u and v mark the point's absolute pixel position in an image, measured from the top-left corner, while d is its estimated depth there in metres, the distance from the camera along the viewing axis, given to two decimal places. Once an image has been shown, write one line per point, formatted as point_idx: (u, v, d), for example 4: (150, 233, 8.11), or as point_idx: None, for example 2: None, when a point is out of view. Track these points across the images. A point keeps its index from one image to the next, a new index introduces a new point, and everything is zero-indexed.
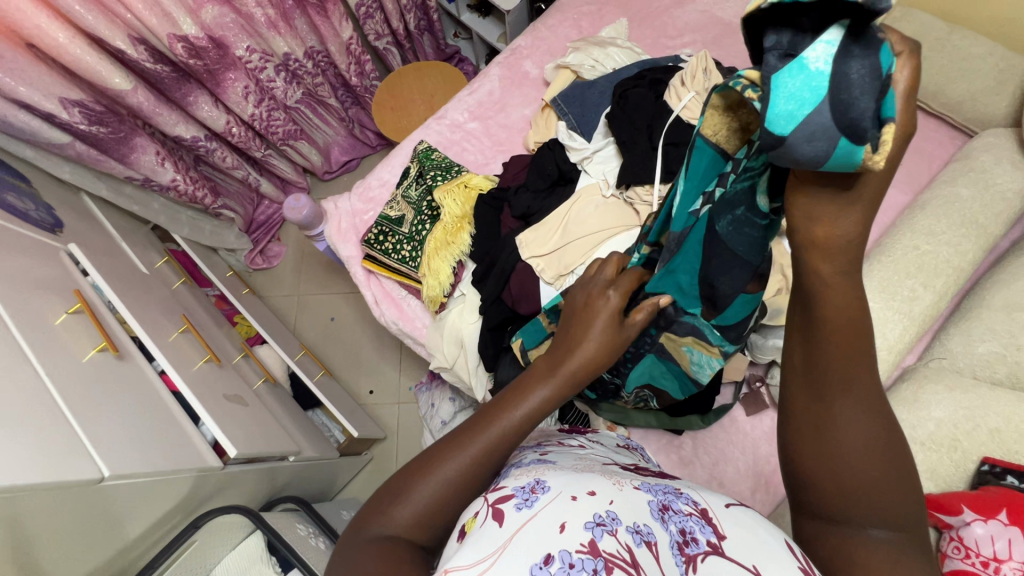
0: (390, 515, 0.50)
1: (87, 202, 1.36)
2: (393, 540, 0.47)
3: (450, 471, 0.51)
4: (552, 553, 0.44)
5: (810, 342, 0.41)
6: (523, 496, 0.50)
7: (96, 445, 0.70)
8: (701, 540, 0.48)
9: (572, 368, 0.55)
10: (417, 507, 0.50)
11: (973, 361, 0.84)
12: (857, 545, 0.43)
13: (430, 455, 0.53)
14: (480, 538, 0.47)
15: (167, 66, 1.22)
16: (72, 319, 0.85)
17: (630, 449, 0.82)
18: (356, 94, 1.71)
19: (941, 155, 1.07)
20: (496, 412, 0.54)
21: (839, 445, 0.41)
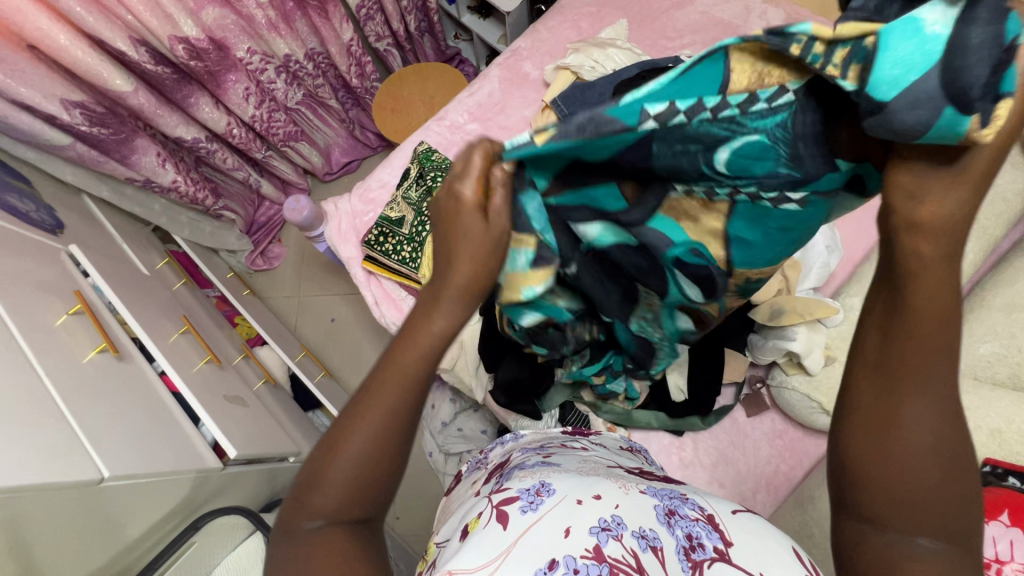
0: (307, 510, 0.47)
1: (88, 204, 1.36)
2: (325, 537, 0.46)
3: (348, 455, 0.46)
4: (556, 559, 0.49)
5: (890, 334, 0.38)
6: (528, 499, 0.55)
7: (96, 446, 0.70)
8: (708, 546, 0.52)
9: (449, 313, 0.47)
10: (335, 496, 0.46)
11: (974, 362, 0.84)
12: (902, 555, 0.40)
13: (325, 442, 0.48)
14: (487, 539, 0.51)
15: (168, 67, 1.22)
16: (72, 320, 0.85)
17: (633, 451, 0.82)
18: (356, 96, 1.71)
19: None
20: (381, 380, 0.47)
21: (905, 440, 0.39)
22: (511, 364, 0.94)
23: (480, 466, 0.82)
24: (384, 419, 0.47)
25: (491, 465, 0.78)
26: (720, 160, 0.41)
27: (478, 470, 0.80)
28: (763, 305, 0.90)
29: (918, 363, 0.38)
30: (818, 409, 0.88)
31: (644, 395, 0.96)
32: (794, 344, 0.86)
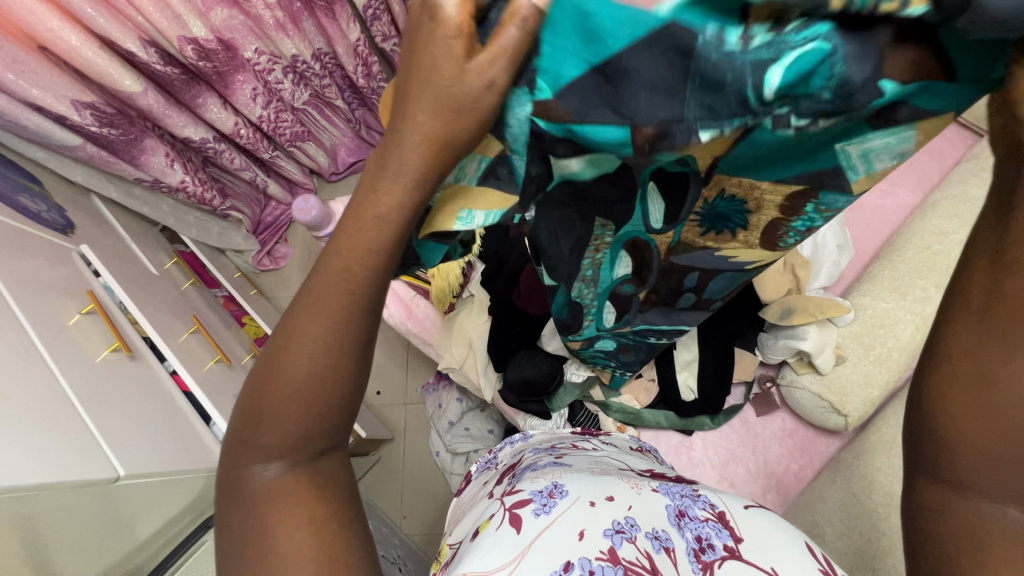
0: (257, 454, 0.47)
1: (97, 204, 1.37)
2: (276, 482, 0.47)
3: (281, 399, 0.44)
4: (572, 561, 0.49)
5: (999, 276, 0.39)
6: (541, 502, 0.55)
7: (111, 445, 0.70)
8: (717, 546, 0.53)
9: (391, 220, 0.39)
10: (279, 435, 0.46)
11: None
12: (980, 520, 0.41)
13: (257, 378, 0.46)
14: (500, 543, 0.51)
15: (177, 68, 1.22)
16: (85, 320, 0.85)
17: (643, 450, 0.82)
18: (363, 96, 1.71)
19: (952, 154, 1.07)
20: (308, 307, 0.43)
21: (1003, 398, 0.39)
22: (521, 360, 0.96)
23: (490, 467, 0.82)
24: (314, 362, 0.43)
25: (502, 466, 0.78)
26: (769, 87, 0.32)
27: (488, 471, 0.80)
28: (774, 305, 0.89)
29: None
30: (829, 409, 0.88)
31: (653, 394, 0.96)
32: (804, 344, 0.86)
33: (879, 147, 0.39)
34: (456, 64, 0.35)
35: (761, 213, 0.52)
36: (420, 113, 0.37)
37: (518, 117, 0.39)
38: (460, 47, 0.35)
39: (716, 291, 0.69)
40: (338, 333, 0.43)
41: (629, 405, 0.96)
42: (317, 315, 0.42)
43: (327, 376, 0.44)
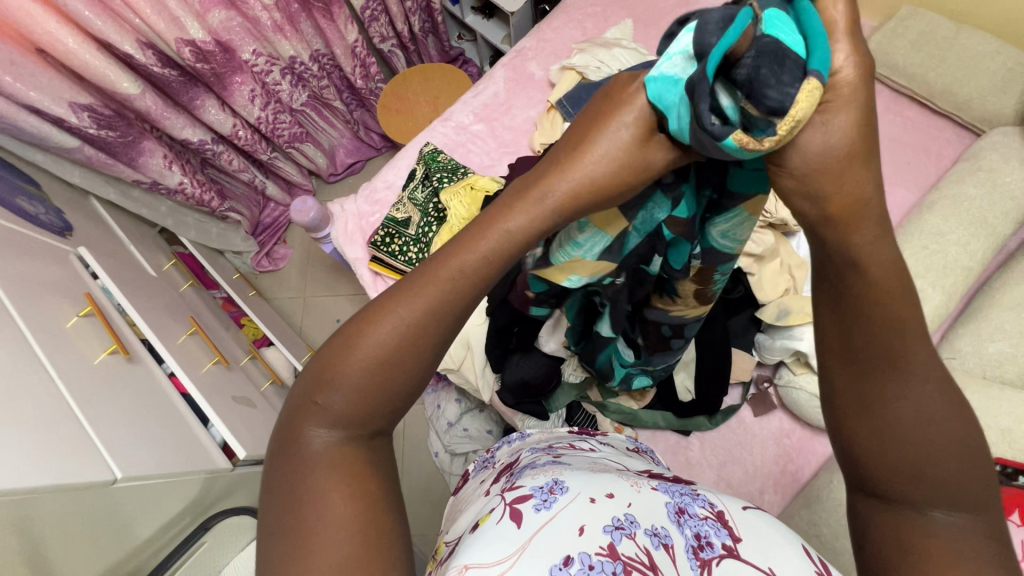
0: (319, 420, 0.41)
1: (96, 206, 1.37)
2: (336, 460, 0.41)
3: (371, 371, 0.40)
4: (572, 555, 0.49)
5: (847, 320, 0.39)
6: (541, 497, 0.55)
7: (108, 448, 0.70)
8: (716, 543, 0.54)
9: (522, 230, 0.40)
10: (350, 399, 0.41)
11: (982, 361, 0.84)
12: (921, 533, 0.40)
13: (343, 339, 0.41)
14: (500, 536, 0.52)
15: (175, 70, 1.23)
16: (83, 322, 0.85)
17: (640, 451, 0.82)
18: (361, 97, 1.72)
19: (949, 154, 1.07)
20: (431, 278, 0.40)
21: (895, 423, 0.39)
22: (519, 362, 0.96)
23: (488, 466, 0.82)
24: (417, 337, 0.40)
25: (500, 464, 0.78)
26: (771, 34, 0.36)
27: (487, 469, 0.80)
28: (770, 305, 0.88)
29: (886, 344, 0.38)
30: None
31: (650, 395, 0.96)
32: (802, 344, 0.87)
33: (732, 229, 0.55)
34: (634, 142, 0.40)
35: (683, 285, 0.63)
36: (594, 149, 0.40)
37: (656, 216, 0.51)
38: (636, 120, 0.39)
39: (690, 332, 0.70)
40: (446, 314, 0.41)
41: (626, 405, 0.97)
42: (437, 284, 0.40)
43: (422, 348, 0.41)
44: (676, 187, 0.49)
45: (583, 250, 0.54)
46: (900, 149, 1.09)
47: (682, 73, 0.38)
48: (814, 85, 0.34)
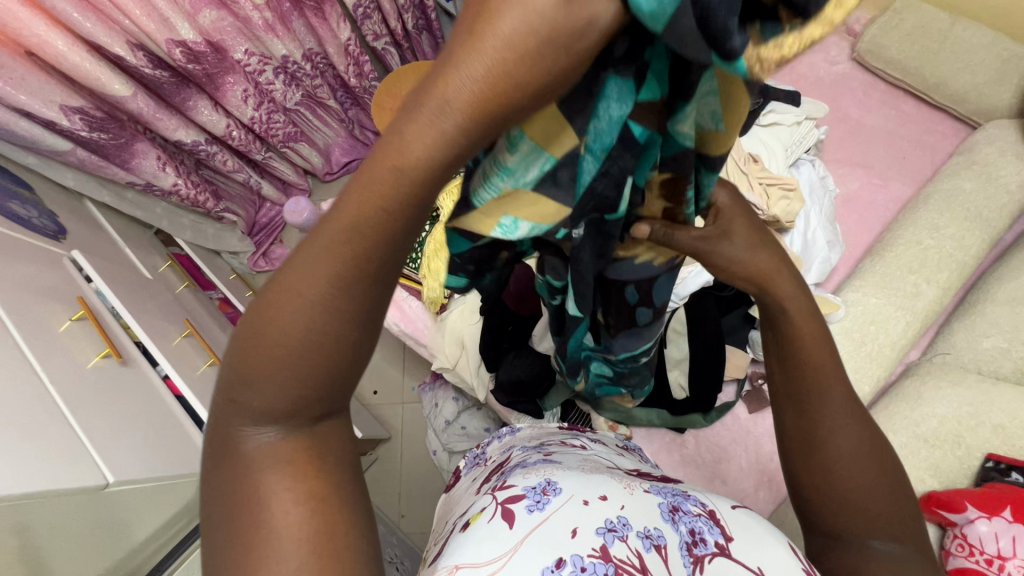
0: (249, 416, 0.33)
1: (90, 208, 1.37)
2: (275, 460, 0.33)
3: (289, 360, 0.31)
4: (563, 557, 0.49)
5: (787, 362, 0.51)
6: (535, 498, 0.55)
7: (102, 452, 0.70)
8: (709, 541, 0.54)
9: (427, 171, 0.27)
10: (274, 396, 0.32)
11: (976, 356, 0.84)
12: (866, 558, 0.48)
13: (251, 321, 0.31)
14: (491, 536, 0.52)
15: (166, 71, 1.22)
16: (76, 327, 0.85)
17: (629, 449, 0.82)
18: (355, 95, 1.71)
19: (945, 147, 1.07)
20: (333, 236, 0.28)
21: (833, 453, 0.49)
22: (511, 364, 0.95)
23: (479, 463, 0.82)
24: (333, 315, 0.30)
25: (492, 462, 0.77)
26: None
27: (478, 467, 0.80)
28: None
29: (813, 383, 0.50)
30: None
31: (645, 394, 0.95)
32: None
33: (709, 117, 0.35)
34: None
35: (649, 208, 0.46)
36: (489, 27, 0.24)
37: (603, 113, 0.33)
38: None
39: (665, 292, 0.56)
40: (368, 280, 0.29)
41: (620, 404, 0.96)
42: (340, 246, 0.28)
43: (353, 322, 0.30)
44: (633, 64, 0.31)
45: (512, 180, 0.35)
46: (895, 143, 1.08)
47: None
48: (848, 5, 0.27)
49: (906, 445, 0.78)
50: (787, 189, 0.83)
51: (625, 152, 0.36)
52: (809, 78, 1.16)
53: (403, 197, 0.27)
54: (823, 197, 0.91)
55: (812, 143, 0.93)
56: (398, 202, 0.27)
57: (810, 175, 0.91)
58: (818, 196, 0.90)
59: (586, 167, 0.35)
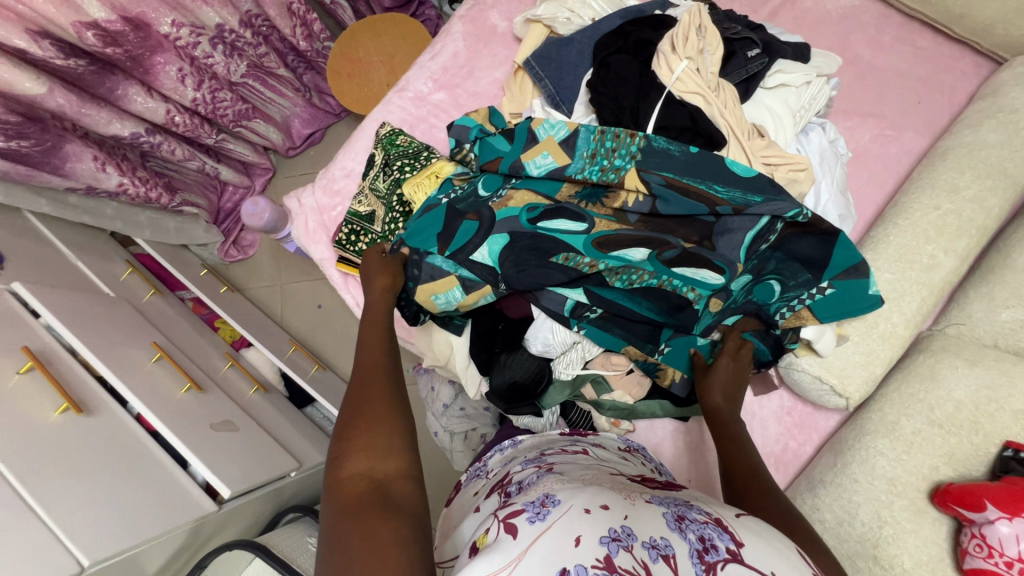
0: (337, 468, 0.52)
1: (32, 220, 1.25)
2: (352, 485, 0.50)
3: (357, 412, 0.57)
4: (567, 567, 0.42)
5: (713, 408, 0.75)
6: (534, 510, 0.48)
7: (70, 531, 0.65)
8: (720, 547, 0.46)
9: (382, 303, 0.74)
10: (360, 452, 0.53)
11: (994, 329, 0.79)
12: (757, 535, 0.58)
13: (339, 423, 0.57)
14: (493, 549, 0.45)
15: (82, 59, 1.06)
16: (27, 381, 0.77)
17: (632, 452, 0.79)
18: (308, 59, 1.54)
19: (965, 87, 0.97)
20: (367, 366, 0.63)
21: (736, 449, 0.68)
22: (503, 368, 0.90)
23: (480, 476, 0.78)
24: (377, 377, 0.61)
25: (494, 475, 0.74)
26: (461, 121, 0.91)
27: (480, 480, 0.76)
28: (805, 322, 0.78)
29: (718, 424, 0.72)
30: (829, 391, 0.80)
31: (646, 388, 0.90)
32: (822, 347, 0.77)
33: (540, 159, 0.83)
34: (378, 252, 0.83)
35: (564, 190, 0.84)
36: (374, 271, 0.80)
37: (439, 264, 0.82)
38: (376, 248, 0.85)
39: (666, 208, 0.78)
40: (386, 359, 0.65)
41: (621, 401, 0.90)
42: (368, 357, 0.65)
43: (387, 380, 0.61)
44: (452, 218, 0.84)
45: (449, 298, 0.82)
46: (910, 87, 0.97)
47: (439, 258, 0.82)
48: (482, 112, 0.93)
49: (920, 432, 0.75)
50: (797, 168, 0.77)
51: (477, 241, 0.82)
52: (814, 15, 1.03)
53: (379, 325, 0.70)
54: (834, 164, 0.82)
55: (822, 104, 0.83)
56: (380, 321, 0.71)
57: (820, 141, 0.82)
58: (829, 165, 0.81)
59: (463, 272, 0.82)
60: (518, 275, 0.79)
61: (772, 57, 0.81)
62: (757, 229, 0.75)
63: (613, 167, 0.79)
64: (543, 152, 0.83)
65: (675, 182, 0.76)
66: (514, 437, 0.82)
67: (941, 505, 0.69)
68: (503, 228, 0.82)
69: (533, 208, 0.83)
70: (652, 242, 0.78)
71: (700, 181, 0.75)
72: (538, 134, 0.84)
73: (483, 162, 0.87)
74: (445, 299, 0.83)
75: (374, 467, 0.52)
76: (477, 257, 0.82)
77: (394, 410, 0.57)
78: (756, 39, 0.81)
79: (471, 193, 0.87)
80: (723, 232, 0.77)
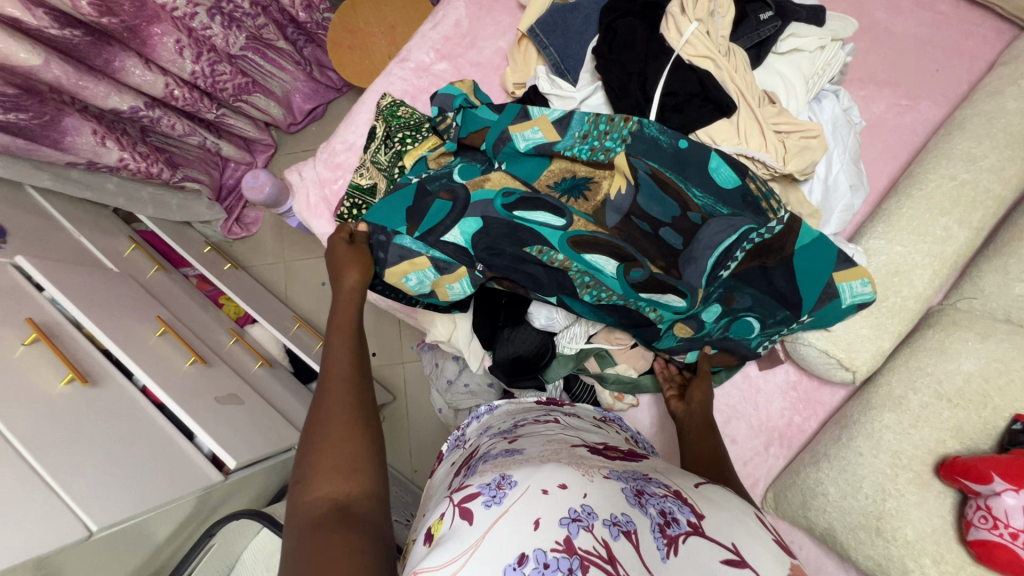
0: (302, 491, 0.52)
1: (34, 196, 1.24)
2: (319, 508, 0.50)
3: (324, 429, 0.56)
4: (525, 552, 0.40)
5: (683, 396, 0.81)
6: (490, 493, 0.46)
7: (78, 498, 0.66)
8: (681, 520, 0.45)
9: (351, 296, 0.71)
10: (324, 474, 0.53)
11: (1007, 302, 0.78)
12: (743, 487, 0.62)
13: (304, 440, 0.56)
14: (447, 540, 0.43)
15: (78, 29, 1.04)
16: (32, 353, 0.78)
17: (607, 421, 0.78)
18: (308, 31, 1.51)
19: (986, 54, 0.93)
20: (333, 373, 0.62)
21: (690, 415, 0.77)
22: (506, 342, 0.90)
23: (459, 446, 0.78)
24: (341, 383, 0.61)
25: (469, 446, 0.73)
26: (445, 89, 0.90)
27: (457, 451, 0.76)
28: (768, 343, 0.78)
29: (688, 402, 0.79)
30: (836, 365, 0.79)
31: (651, 360, 0.88)
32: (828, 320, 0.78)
33: (530, 133, 0.81)
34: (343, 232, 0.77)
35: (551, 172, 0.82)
36: (341, 256, 0.75)
37: (407, 244, 0.80)
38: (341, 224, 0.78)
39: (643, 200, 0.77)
40: (352, 361, 0.64)
41: (626, 374, 0.88)
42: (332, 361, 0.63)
43: (351, 389, 0.61)
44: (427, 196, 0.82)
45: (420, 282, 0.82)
46: (929, 53, 0.94)
47: (409, 237, 0.80)
48: (465, 82, 0.93)
49: (928, 406, 0.74)
50: (809, 136, 0.74)
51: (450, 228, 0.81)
52: None
53: (346, 323, 0.68)
54: (847, 132, 0.79)
55: (837, 69, 0.80)
56: (347, 318, 0.68)
57: (833, 109, 0.80)
58: (841, 133, 0.78)
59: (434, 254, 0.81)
60: (489, 258, 0.80)
61: (786, 21, 0.78)
62: (723, 246, 0.73)
63: (600, 149, 0.78)
64: (535, 122, 0.81)
65: (659, 173, 0.75)
66: (491, 404, 0.82)
67: (947, 478, 0.69)
68: (476, 212, 0.81)
69: (512, 193, 0.82)
70: (617, 247, 0.78)
71: (682, 179, 0.74)
72: (531, 111, 0.81)
73: (466, 133, 0.86)
74: (417, 279, 0.81)
75: (338, 490, 0.52)
76: (448, 238, 0.81)
77: (359, 428, 0.57)
78: (769, 2, 0.79)
79: (445, 175, 0.84)
80: (688, 262, 0.76)
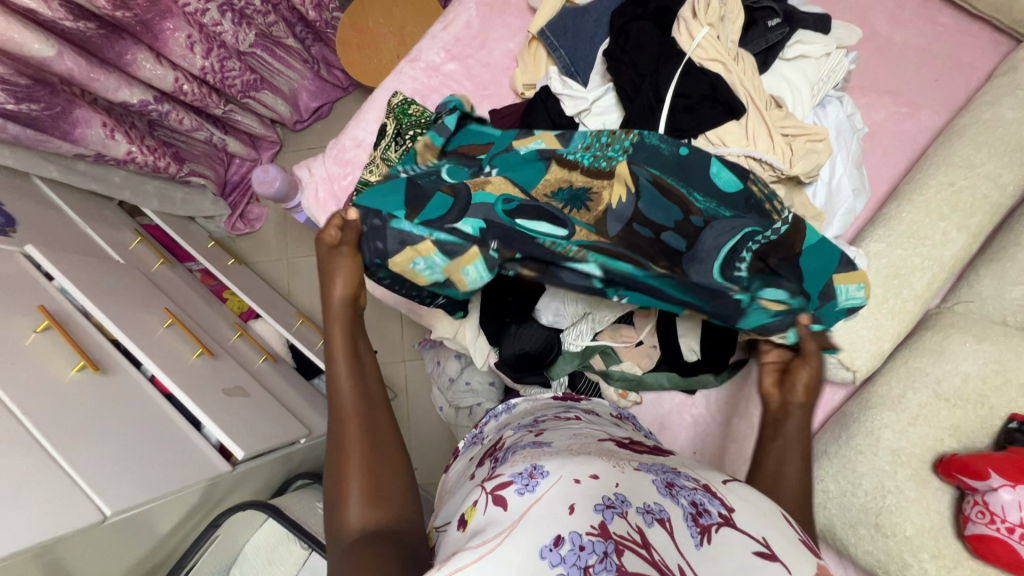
0: (339, 519, 0.52)
1: (41, 187, 1.24)
2: (359, 540, 0.51)
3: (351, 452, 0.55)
4: (562, 534, 0.41)
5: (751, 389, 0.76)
6: (523, 481, 0.47)
7: (92, 484, 0.66)
8: (713, 510, 0.46)
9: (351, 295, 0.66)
10: (358, 503, 0.52)
11: (1004, 306, 0.80)
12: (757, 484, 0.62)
13: (331, 464, 0.55)
14: (485, 525, 0.44)
15: (92, 22, 1.05)
16: (44, 339, 0.78)
17: (624, 419, 0.79)
18: (316, 29, 1.53)
19: (983, 66, 0.96)
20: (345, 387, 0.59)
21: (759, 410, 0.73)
22: (513, 338, 0.91)
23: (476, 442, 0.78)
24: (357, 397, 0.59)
25: (488, 441, 0.74)
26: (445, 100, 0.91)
27: (475, 446, 0.77)
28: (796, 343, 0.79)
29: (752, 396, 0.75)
30: (838, 365, 0.80)
31: (655, 358, 0.89)
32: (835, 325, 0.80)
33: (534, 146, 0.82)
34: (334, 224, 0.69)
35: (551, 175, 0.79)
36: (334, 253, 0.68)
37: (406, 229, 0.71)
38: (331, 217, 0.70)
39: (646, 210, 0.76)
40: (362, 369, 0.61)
41: (630, 371, 0.91)
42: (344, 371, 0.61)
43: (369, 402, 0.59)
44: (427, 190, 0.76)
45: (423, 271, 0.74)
46: (928, 63, 0.96)
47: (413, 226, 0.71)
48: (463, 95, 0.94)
49: (926, 405, 0.76)
50: (815, 139, 0.77)
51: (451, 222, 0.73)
52: None
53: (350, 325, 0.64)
54: (850, 138, 0.81)
55: (841, 76, 0.83)
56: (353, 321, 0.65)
57: (837, 114, 0.82)
58: (845, 138, 0.81)
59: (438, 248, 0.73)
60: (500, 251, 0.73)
61: (793, 27, 0.80)
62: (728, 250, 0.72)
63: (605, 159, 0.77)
64: (538, 138, 0.82)
65: (661, 179, 0.74)
66: (508, 402, 0.83)
67: (946, 474, 0.71)
68: (478, 213, 0.73)
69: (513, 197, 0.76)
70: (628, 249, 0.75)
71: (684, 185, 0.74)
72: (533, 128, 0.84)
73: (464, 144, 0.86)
74: (426, 265, 0.74)
75: (377, 517, 0.52)
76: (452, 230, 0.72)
77: (382, 449, 0.56)
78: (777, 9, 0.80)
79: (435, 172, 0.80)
80: (693, 262, 0.74)
